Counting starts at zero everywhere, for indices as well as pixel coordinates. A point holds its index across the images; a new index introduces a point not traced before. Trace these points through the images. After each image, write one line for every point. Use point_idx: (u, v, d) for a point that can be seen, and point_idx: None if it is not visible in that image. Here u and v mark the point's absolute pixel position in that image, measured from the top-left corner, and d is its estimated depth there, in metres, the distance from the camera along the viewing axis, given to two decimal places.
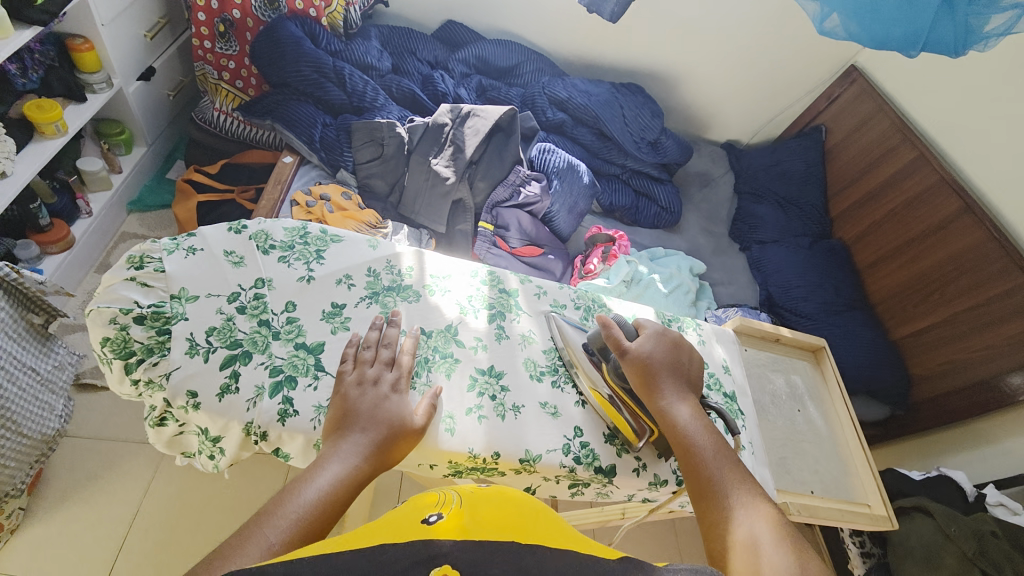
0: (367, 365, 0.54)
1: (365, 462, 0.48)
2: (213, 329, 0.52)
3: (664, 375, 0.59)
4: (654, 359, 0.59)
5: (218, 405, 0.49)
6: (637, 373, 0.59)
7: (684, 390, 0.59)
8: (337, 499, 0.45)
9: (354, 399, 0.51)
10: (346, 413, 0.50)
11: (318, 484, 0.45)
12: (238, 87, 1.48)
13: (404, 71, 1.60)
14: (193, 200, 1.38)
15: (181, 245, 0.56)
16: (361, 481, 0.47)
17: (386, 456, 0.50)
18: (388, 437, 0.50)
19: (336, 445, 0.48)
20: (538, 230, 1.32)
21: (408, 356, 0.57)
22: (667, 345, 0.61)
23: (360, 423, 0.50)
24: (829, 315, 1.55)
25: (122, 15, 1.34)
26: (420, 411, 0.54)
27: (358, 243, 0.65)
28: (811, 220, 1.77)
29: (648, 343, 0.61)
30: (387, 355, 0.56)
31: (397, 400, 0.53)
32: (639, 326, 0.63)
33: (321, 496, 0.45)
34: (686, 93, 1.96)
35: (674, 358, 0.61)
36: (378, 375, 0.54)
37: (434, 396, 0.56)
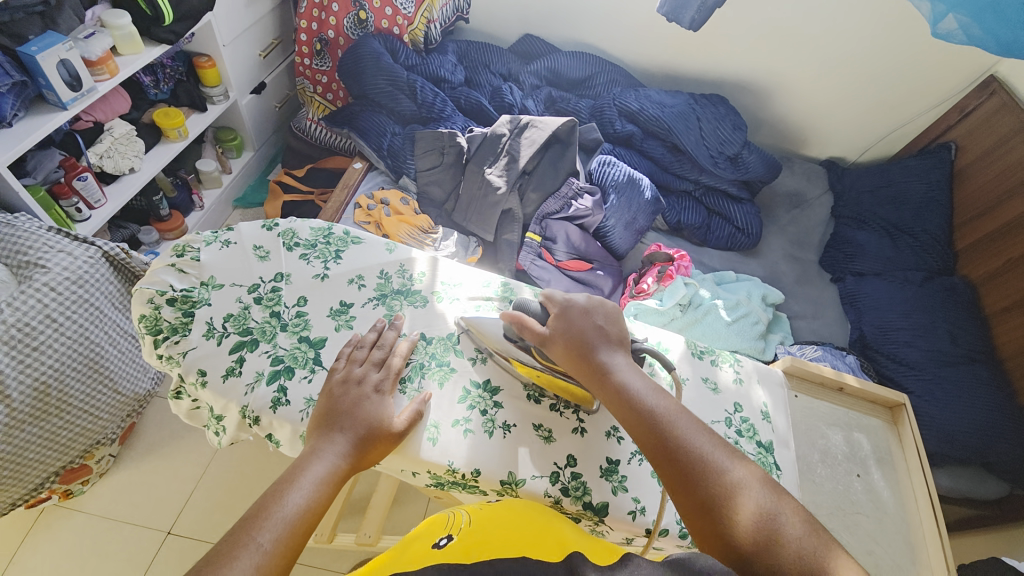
0: (356, 364, 0.56)
1: (341, 461, 0.50)
2: (230, 316, 0.57)
3: (594, 341, 0.57)
4: (575, 330, 0.57)
5: (221, 385, 0.53)
6: (563, 348, 0.57)
7: (614, 354, 0.56)
8: (318, 501, 0.47)
9: (337, 396, 0.53)
10: (331, 410, 0.52)
11: (301, 488, 0.47)
12: (328, 98, 1.65)
13: (476, 84, 1.65)
14: (279, 199, 1.54)
15: (219, 238, 0.62)
16: (339, 479, 0.49)
17: (364, 454, 0.51)
18: (366, 437, 0.51)
19: (320, 442, 0.50)
20: (587, 244, 1.28)
21: (399, 359, 0.58)
22: (583, 312, 0.59)
23: (342, 423, 0.51)
24: (937, 365, 1.29)
25: (240, 38, 1.55)
26: (402, 416, 0.54)
27: (377, 246, 0.67)
28: (927, 252, 1.50)
29: (563, 318, 0.59)
30: (379, 356, 0.57)
31: (378, 401, 0.54)
32: (547, 302, 0.61)
33: (305, 498, 0.46)
34: (781, 104, 1.78)
35: (596, 322, 0.58)
36: (364, 374, 0.55)
37: (421, 402, 0.56)
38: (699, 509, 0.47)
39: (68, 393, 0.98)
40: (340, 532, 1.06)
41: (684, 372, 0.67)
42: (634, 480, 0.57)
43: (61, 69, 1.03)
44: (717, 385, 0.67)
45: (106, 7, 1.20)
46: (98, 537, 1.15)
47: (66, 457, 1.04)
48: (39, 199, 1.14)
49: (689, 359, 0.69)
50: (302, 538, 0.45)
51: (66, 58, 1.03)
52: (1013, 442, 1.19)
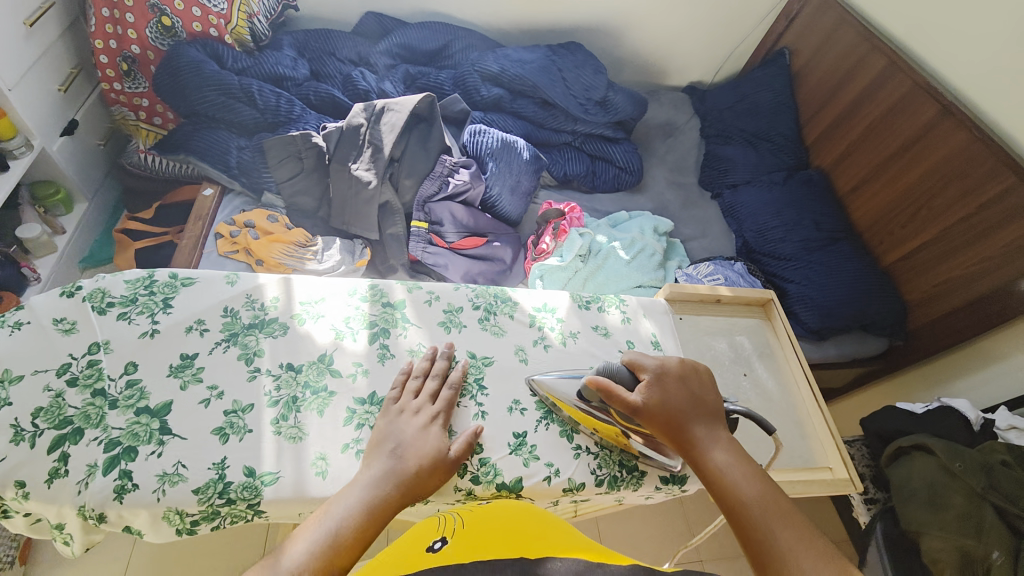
0: (410, 397, 0.56)
1: (384, 488, 0.48)
2: (40, 410, 0.48)
3: (688, 413, 0.55)
4: (669, 399, 0.56)
5: (46, 492, 0.45)
6: (652, 418, 0.55)
7: (709, 429, 0.55)
8: (348, 533, 0.45)
9: (385, 431, 0.52)
10: (380, 443, 0.52)
11: (334, 516, 0.46)
12: (156, 123, 1.42)
13: (324, 75, 1.50)
14: (130, 248, 1.35)
15: (6, 322, 0.51)
16: (387, 507, 0.48)
17: (415, 486, 0.50)
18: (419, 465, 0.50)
19: (365, 473, 0.50)
20: (476, 218, 1.25)
21: (448, 389, 0.57)
22: (678, 382, 0.57)
23: (388, 450, 0.51)
24: (810, 252, 1.43)
25: (29, 76, 1.31)
26: (456, 444, 0.53)
27: (214, 282, 0.59)
28: (785, 152, 1.64)
29: (655, 386, 0.56)
30: (432, 389, 0.57)
31: (433, 433, 0.53)
32: (635, 368, 0.58)
33: (334, 530, 0.45)
34: (635, 40, 1.82)
35: (690, 392, 0.57)
36: (418, 406, 0.55)
37: (472, 435, 0.55)
38: None
39: None
40: None
41: (574, 326, 0.68)
42: (543, 447, 0.57)
43: None
44: (607, 330, 0.69)
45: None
46: None
47: None
48: None
49: (577, 311, 0.70)
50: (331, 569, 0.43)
51: None
52: (882, 300, 1.35)
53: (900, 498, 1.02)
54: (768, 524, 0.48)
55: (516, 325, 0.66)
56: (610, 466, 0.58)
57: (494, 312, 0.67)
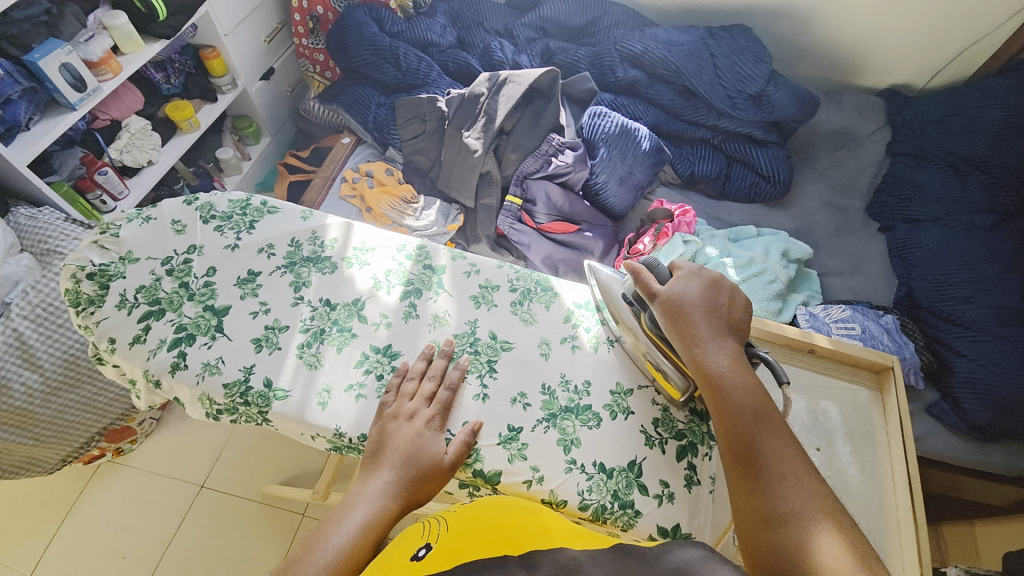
0: (406, 399, 0.54)
1: (387, 499, 0.49)
2: (142, 287, 0.59)
3: (709, 318, 0.55)
4: (693, 298, 0.56)
5: (127, 351, 0.56)
6: (672, 311, 0.56)
7: (727, 334, 0.54)
8: (363, 541, 0.46)
9: (386, 434, 0.52)
10: (381, 444, 0.52)
11: (348, 525, 0.47)
12: (326, 76, 1.66)
13: (468, 44, 1.56)
14: (286, 179, 1.60)
15: (141, 215, 0.64)
16: (390, 520, 0.48)
17: (414, 492, 0.50)
18: (415, 472, 0.50)
19: (371, 479, 0.50)
20: (572, 204, 1.20)
21: (446, 390, 0.55)
22: (708, 283, 0.57)
23: (390, 459, 0.51)
24: (1002, 325, 1.08)
25: (242, 24, 1.61)
26: (452, 450, 0.52)
27: (292, 214, 0.67)
28: (1003, 190, 1.24)
29: (685, 281, 0.57)
30: (427, 390, 0.55)
31: (430, 436, 0.53)
32: (673, 267, 0.59)
33: (348, 537, 0.46)
34: (822, 27, 1.52)
35: (717, 301, 0.56)
36: (415, 409, 0.54)
37: (471, 433, 0.53)
38: (753, 515, 0.46)
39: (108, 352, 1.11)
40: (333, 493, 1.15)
41: (615, 333, 0.62)
42: (534, 449, 0.54)
43: (65, 73, 1.12)
44: None
45: (106, 8, 1.26)
46: (143, 489, 1.31)
47: (105, 420, 1.17)
48: (64, 194, 1.26)
49: None
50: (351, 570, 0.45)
51: (66, 62, 1.11)
52: None
53: None
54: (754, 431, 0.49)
55: (549, 317, 0.62)
56: (602, 493, 0.52)
57: (531, 298, 0.63)
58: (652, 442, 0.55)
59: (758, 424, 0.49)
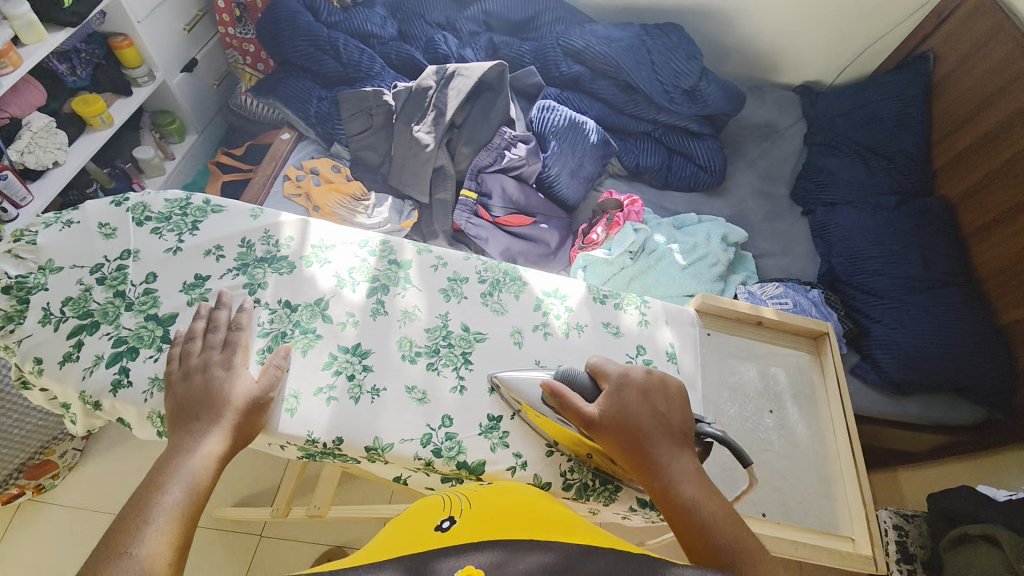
0: (195, 354, 0.52)
1: (217, 437, 0.48)
2: (69, 299, 0.53)
3: (651, 432, 0.50)
4: (629, 411, 0.51)
5: (57, 372, 0.50)
6: (610, 431, 0.50)
7: (675, 453, 0.49)
8: (191, 506, 0.44)
9: (182, 394, 0.49)
10: (190, 403, 0.49)
11: (170, 498, 0.44)
12: (259, 69, 1.56)
13: (411, 37, 1.53)
14: (219, 180, 1.50)
15: (60, 219, 0.58)
16: (219, 463, 0.47)
17: (237, 434, 0.49)
18: (234, 418, 0.49)
19: (183, 441, 0.47)
20: (526, 196, 1.21)
21: (242, 332, 0.54)
22: (638, 395, 0.52)
23: (196, 411, 0.48)
24: (908, 292, 1.22)
25: (157, 11, 1.48)
26: (262, 378, 0.52)
27: (240, 213, 0.63)
28: (902, 173, 1.40)
29: (615, 397, 0.52)
30: (218, 338, 0.53)
31: (232, 379, 0.51)
32: (597, 374, 0.54)
33: (172, 510, 0.43)
34: (745, 26, 1.64)
35: (653, 407, 0.52)
36: (206, 359, 0.51)
37: (281, 357, 0.53)
38: None
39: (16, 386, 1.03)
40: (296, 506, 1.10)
41: (583, 319, 0.63)
42: (515, 436, 0.55)
43: None
44: (618, 329, 0.63)
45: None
46: (74, 527, 1.21)
47: (23, 456, 1.11)
48: None
49: (589, 304, 0.65)
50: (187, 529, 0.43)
51: None
52: (988, 365, 1.12)
53: None
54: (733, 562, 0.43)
55: (519, 306, 0.63)
56: (583, 472, 0.55)
57: (500, 288, 0.64)
58: None
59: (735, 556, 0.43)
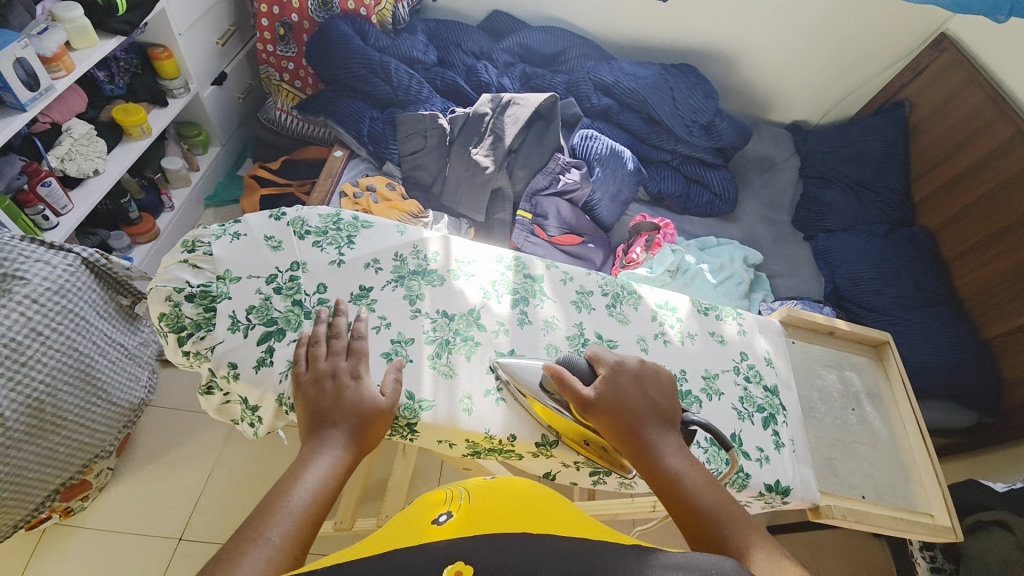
0: (321, 360, 0.53)
1: (338, 450, 0.49)
2: (252, 307, 0.56)
3: (642, 414, 0.55)
4: (623, 394, 0.55)
5: (254, 376, 0.53)
6: (606, 410, 0.55)
7: (663, 433, 0.55)
8: (327, 490, 0.46)
9: (314, 398, 0.51)
10: (318, 408, 0.51)
11: (307, 482, 0.46)
12: (296, 86, 1.59)
13: (449, 64, 1.61)
14: (257, 193, 1.50)
15: (228, 231, 0.61)
16: (345, 470, 0.48)
17: (364, 440, 0.51)
18: (361, 426, 0.51)
19: (314, 444, 0.49)
20: (577, 218, 1.30)
21: (362, 340, 0.56)
22: (632, 381, 0.56)
23: (331, 418, 0.50)
24: (905, 309, 1.39)
25: (197, 25, 1.49)
26: (387, 391, 0.54)
27: (387, 228, 0.67)
28: (890, 205, 1.59)
29: (610, 381, 0.56)
30: (341, 345, 0.55)
31: (353, 389, 0.52)
32: (594, 361, 0.58)
33: (312, 490, 0.45)
34: (747, 70, 1.83)
35: (644, 394, 0.56)
36: (334, 366, 0.53)
37: (397, 370, 0.56)
38: None
39: (63, 407, 1.00)
40: (361, 518, 1.10)
41: (693, 328, 0.72)
42: None
43: (18, 69, 1.01)
44: (723, 337, 0.72)
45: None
46: (106, 550, 1.16)
47: (67, 473, 1.07)
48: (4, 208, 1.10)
49: (696, 315, 0.73)
50: (313, 527, 0.44)
51: (22, 58, 1.00)
52: (977, 373, 1.29)
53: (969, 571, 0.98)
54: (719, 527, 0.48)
55: (639, 316, 0.70)
56: (718, 462, 0.61)
57: (621, 301, 0.71)
58: (743, 416, 0.65)
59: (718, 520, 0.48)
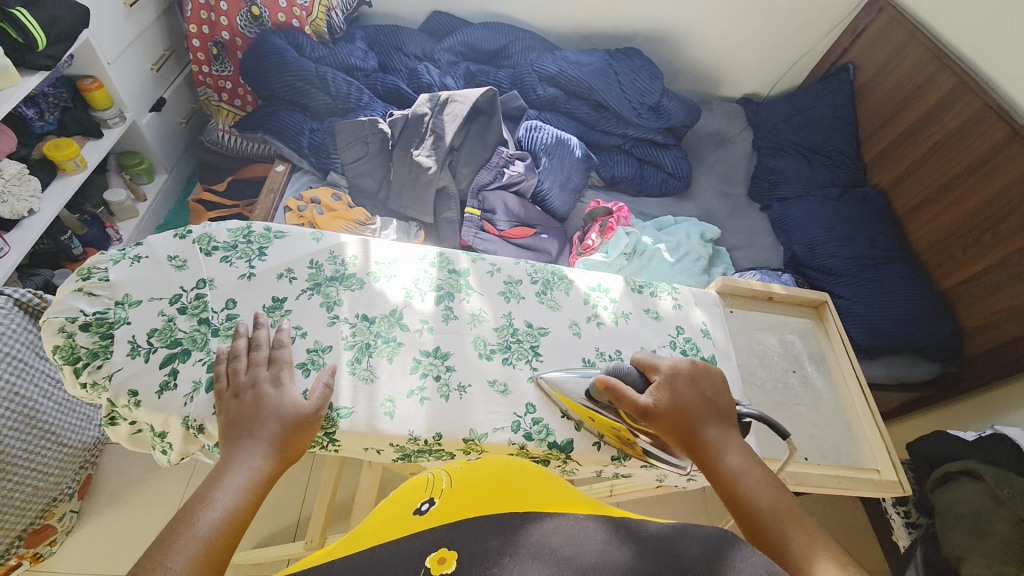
0: (242, 371, 0.52)
1: (257, 462, 0.47)
2: (154, 330, 0.54)
3: (700, 415, 0.56)
4: (680, 398, 0.56)
5: (157, 402, 0.51)
6: (664, 415, 0.55)
7: (723, 432, 0.55)
8: (240, 507, 0.44)
9: (234, 411, 0.50)
10: (237, 422, 0.49)
11: (218, 504, 0.43)
12: (236, 105, 1.56)
13: (391, 68, 1.59)
14: (203, 217, 1.47)
15: (127, 255, 0.59)
16: (263, 484, 0.47)
17: (285, 451, 0.49)
18: (283, 435, 0.49)
19: (230, 459, 0.47)
20: (527, 210, 1.29)
21: (287, 347, 0.55)
22: (688, 382, 0.57)
23: (251, 430, 0.49)
24: (861, 269, 1.40)
25: (126, 51, 1.45)
26: (312, 397, 0.53)
27: (302, 237, 0.66)
28: (841, 168, 1.60)
29: (665, 387, 0.57)
30: (263, 355, 0.54)
31: (274, 399, 0.51)
32: (646, 368, 0.59)
33: (223, 510, 0.43)
34: (693, 48, 1.83)
35: (702, 395, 0.57)
36: (254, 377, 0.52)
37: (328, 374, 0.55)
38: None
39: (8, 453, 0.96)
40: (330, 536, 1.08)
41: (626, 307, 0.71)
42: None
43: None
44: (658, 314, 0.71)
45: None
46: None
47: (23, 522, 1.05)
48: None
49: (630, 294, 0.72)
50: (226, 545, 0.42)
51: None
52: (935, 324, 1.31)
53: (942, 523, 0.99)
54: (781, 526, 0.47)
55: (570, 301, 0.69)
56: None
57: (551, 287, 0.70)
58: None
59: (782, 519, 0.48)
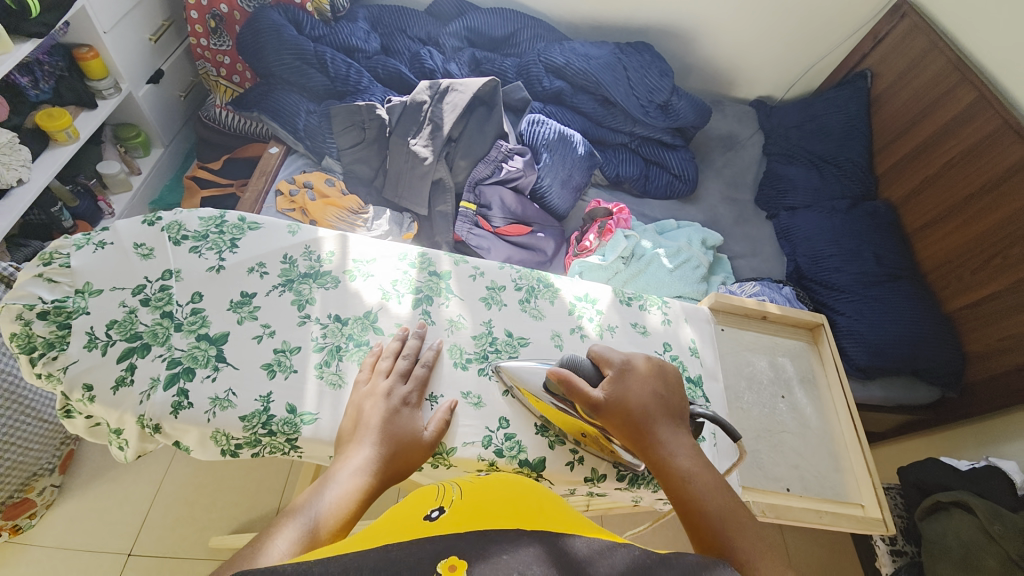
0: (382, 376, 0.57)
1: (364, 475, 0.50)
2: (114, 322, 0.55)
3: (651, 415, 0.55)
4: (632, 398, 0.55)
5: (111, 397, 0.52)
6: (615, 413, 0.55)
7: (675, 434, 0.54)
8: (347, 508, 0.47)
9: (367, 412, 0.54)
10: (354, 426, 0.53)
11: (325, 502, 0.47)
12: (235, 81, 1.52)
13: (394, 51, 1.54)
14: (196, 195, 1.44)
15: (92, 241, 0.60)
16: (368, 495, 0.49)
17: (394, 466, 0.52)
18: (400, 448, 0.53)
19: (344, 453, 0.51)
20: (524, 207, 1.26)
21: (422, 367, 0.59)
22: (641, 379, 0.57)
23: (371, 437, 0.52)
24: (865, 286, 1.36)
25: (123, 21, 1.41)
26: (431, 426, 0.56)
27: (277, 229, 0.66)
28: (852, 179, 1.56)
29: (617, 382, 0.56)
30: (402, 368, 0.58)
31: (405, 414, 0.55)
32: (600, 361, 0.59)
33: (332, 509, 0.47)
34: (707, 46, 1.78)
35: (657, 393, 0.56)
36: (392, 387, 0.56)
37: (449, 410, 0.57)
38: None
39: None
40: None
41: (613, 321, 0.68)
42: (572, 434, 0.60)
43: None
44: (646, 328, 0.68)
45: None
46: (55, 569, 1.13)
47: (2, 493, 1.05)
48: None
49: (618, 306, 0.69)
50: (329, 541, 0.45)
51: None
52: (937, 347, 1.27)
53: (929, 554, 0.97)
54: (728, 532, 0.48)
55: (554, 311, 0.67)
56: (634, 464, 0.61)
57: (536, 295, 0.68)
58: None
59: (728, 526, 0.49)
